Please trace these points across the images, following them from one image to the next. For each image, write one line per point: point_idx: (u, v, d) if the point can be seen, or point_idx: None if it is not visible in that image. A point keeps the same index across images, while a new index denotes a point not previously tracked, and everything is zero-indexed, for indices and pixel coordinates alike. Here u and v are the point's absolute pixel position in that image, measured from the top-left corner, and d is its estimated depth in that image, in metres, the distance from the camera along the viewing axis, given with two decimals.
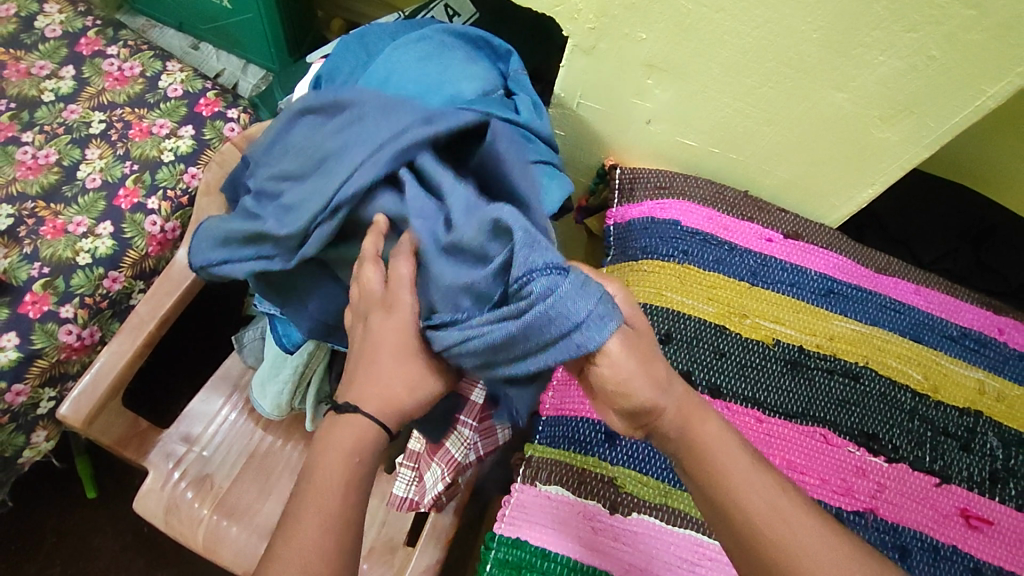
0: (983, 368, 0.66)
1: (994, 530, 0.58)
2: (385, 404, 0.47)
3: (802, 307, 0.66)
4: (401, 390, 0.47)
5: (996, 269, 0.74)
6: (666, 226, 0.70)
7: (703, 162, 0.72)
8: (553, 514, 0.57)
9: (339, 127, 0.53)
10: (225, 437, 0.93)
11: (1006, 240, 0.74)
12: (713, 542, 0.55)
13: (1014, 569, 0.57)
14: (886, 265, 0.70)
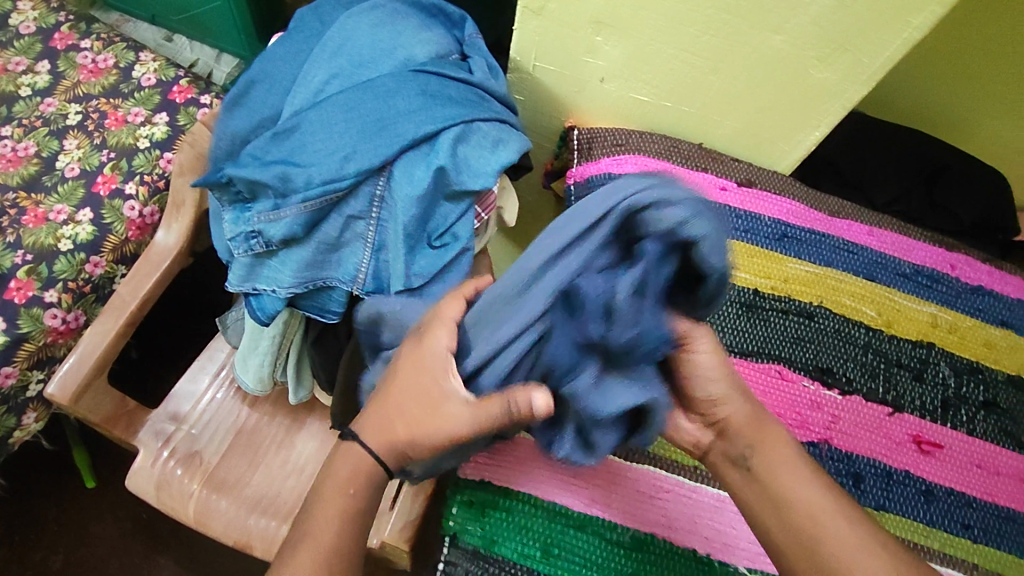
0: (936, 303, 0.68)
1: (945, 453, 0.61)
2: (384, 438, 0.52)
3: (757, 252, 0.68)
4: (400, 431, 0.52)
5: (947, 208, 0.75)
6: (622, 181, 0.72)
7: (658, 116, 0.74)
8: (515, 455, 0.59)
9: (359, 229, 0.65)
10: (213, 416, 0.96)
11: (956, 180, 0.76)
12: (663, 473, 0.58)
13: (964, 489, 0.60)
14: (839, 209, 0.72)
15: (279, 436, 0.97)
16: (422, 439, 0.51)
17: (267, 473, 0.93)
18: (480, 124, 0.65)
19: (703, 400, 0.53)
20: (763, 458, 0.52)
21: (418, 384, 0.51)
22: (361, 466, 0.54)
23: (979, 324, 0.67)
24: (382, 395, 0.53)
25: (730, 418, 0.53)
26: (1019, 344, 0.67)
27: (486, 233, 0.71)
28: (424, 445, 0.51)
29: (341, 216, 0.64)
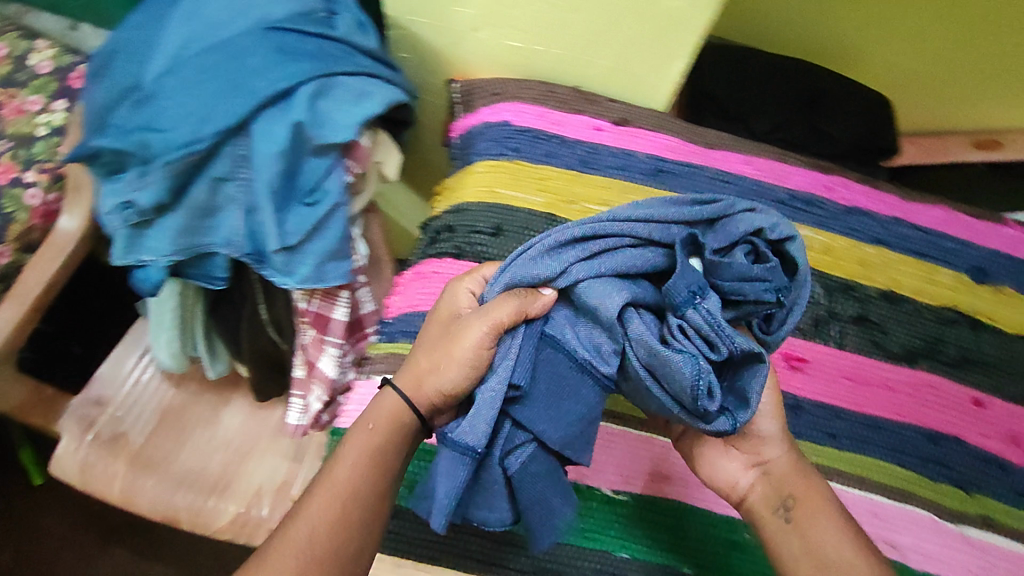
0: (811, 226, 0.68)
1: (811, 367, 0.62)
2: (414, 383, 0.51)
3: (631, 188, 0.68)
4: (424, 363, 0.51)
5: (827, 133, 0.77)
6: (498, 128, 0.71)
7: (534, 62, 0.73)
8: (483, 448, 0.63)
9: (230, 192, 0.65)
10: (139, 398, 0.96)
11: (833, 102, 0.78)
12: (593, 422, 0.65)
13: (832, 401, 0.61)
14: (717, 140, 0.72)
15: (207, 414, 0.98)
16: (451, 366, 0.49)
17: (194, 449, 0.95)
18: (343, 78, 0.65)
19: (748, 437, 0.52)
20: (804, 509, 0.49)
21: (435, 333, 0.53)
22: (384, 414, 0.51)
23: (852, 242, 0.68)
24: (414, 350, 0.54)
25: (772, 461, 0.51)
26: (890, 259, 0.68)
27: (365, 187, 0.71)
28: (447, 373, 0.49)
29: (210, 180, 0.64)
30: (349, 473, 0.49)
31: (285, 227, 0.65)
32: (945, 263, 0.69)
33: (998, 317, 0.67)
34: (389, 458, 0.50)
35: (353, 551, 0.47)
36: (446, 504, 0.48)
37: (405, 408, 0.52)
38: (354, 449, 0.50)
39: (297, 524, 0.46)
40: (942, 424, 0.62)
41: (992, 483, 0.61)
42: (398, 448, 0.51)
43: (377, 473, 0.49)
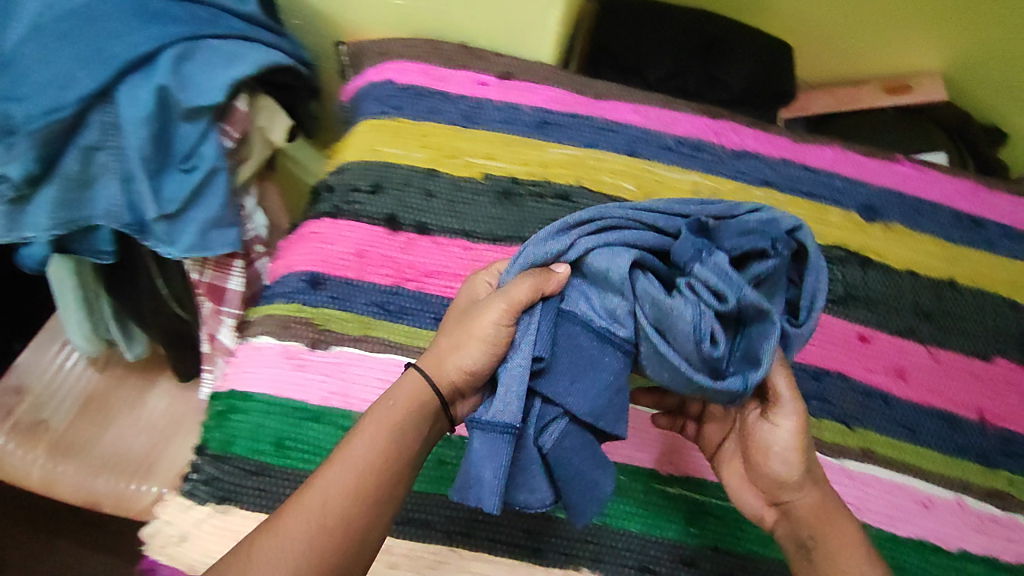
0: (698, 171, 0.68)
1: None
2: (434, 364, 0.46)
3: (514, 141, 0.68)
4: (444, 347, 0.46)
5: (723, 79, 0.76)
6: (381, 87, 0.70)
7: (418, 19, 0.72)
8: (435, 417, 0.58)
9: (105, 162, 0.63)
10: (62, 384, 0.96)
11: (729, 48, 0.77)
12: None
13: None
14: (605, 91, 0.71)
15: (131, 398, 0.98)
16: (471, 342, 0.45)
17: (118, 433, 0.94)
18: (212, 41, 0.64)
19: (772, 484, 0.49)
20: (826, 551, 0.47)
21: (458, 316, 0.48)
22: (404, 391, 0.45)
23: (740, 185, 0.67)
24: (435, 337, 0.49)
25: (797, 502, 0.49)
26: (779, 201, 0.67)
27: (251, 153, 0.71)
28: (469, 353, 0.45)
29: (83, 151, 0.62)
30: (365, 448, 0.42)
31: (166, 197, 0.64)
32: (835, 202, 0.68)
33: (888, 253, 0.66)
34: (406, 437, 0.43)
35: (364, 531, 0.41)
36: (489, 479, 0.43)
37: (424, 386, 0.45)
38: (373, 421, 0.43)
39: (303, 500, 0.41)
40: (825, 359, 0.62)
41: (873, 415, 0.61)
42: (420, 427, 0.44)
43: (395, 447, 0.43)
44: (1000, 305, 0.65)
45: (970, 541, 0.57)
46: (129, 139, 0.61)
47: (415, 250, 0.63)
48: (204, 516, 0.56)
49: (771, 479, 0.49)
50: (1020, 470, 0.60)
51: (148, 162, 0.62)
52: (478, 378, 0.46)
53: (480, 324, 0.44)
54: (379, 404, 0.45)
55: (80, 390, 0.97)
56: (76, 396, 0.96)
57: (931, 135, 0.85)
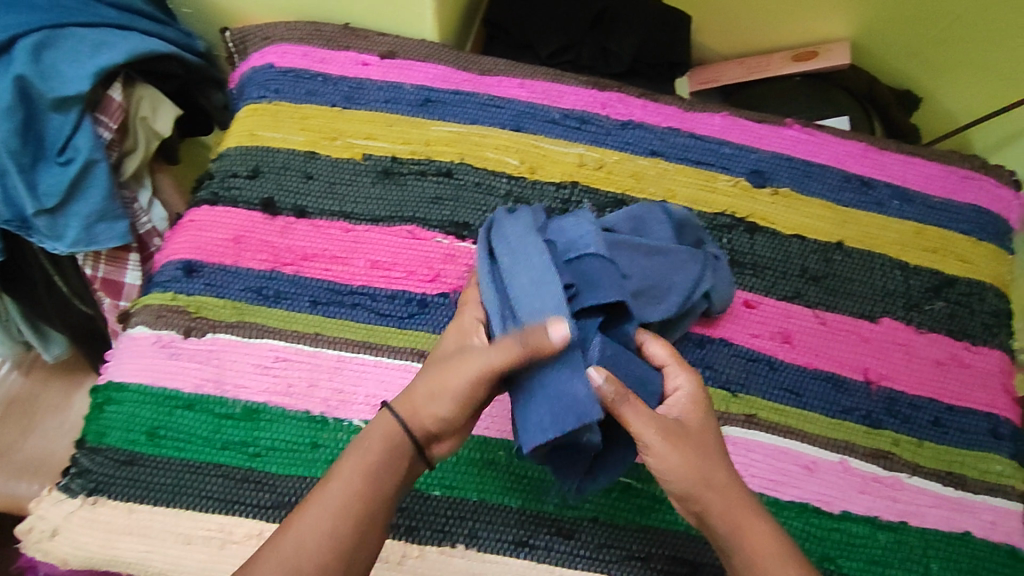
0: (584, 143, 0.67)
1: None
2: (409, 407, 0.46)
3: (395, 120, 0.67)
4: (422, 388, 0.46)
5: (614, 53, 0.75)
6: (262, 72, 0.69)
7: (301, 3, 0.72)
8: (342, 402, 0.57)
9: None
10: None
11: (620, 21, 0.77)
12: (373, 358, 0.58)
13: None
14: (491, 67, 0.70)
15: (56, 401, 0.93)
16: (443, 396, 0.45)
17: (43, 435, 0.90)
18: (77, 29, 0.63)
19: (681, 494, 0.46)
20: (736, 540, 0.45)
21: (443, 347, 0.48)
22: (380, 436, 0.46)
23: (626, 156, 0.67)
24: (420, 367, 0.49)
25: (706, 508, 0.46)
26: (666, 169, 0.67)
27: (136, 145, 0.70)
28: (445, 403, 0.45)
29: None
30: (339, 494, 0.43)
31: (41, 189, 0.63)
32: (723, 169, 0.67)
33: (776, 218, 0.65)
34: (380, 481, 0.45)
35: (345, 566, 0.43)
36: (548, 431, 0.45)
37: (399, 430, 0.46)
38: (350, 464, 0.45)
39: (281, 538, 0.42)
40: (707, 325, 0.61)
41: (761, 381, 0.59)
42: (394, 468, 0.45)
43: (370, 487, 0.44)
44: (887, 267, 0.64)
45: (854, 503, 0.56)
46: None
47: (292, 234, 0.62)
48: (75, 509, 0.54)
49: (673, 490, 0.46)
50: (905, 430, 0.59)
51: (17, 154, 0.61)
52: (451, 424, 0.46)
53: (460, 376, 0.45)
54: (354, 450, 0.45)
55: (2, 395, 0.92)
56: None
57: (838, 102, 0.84)
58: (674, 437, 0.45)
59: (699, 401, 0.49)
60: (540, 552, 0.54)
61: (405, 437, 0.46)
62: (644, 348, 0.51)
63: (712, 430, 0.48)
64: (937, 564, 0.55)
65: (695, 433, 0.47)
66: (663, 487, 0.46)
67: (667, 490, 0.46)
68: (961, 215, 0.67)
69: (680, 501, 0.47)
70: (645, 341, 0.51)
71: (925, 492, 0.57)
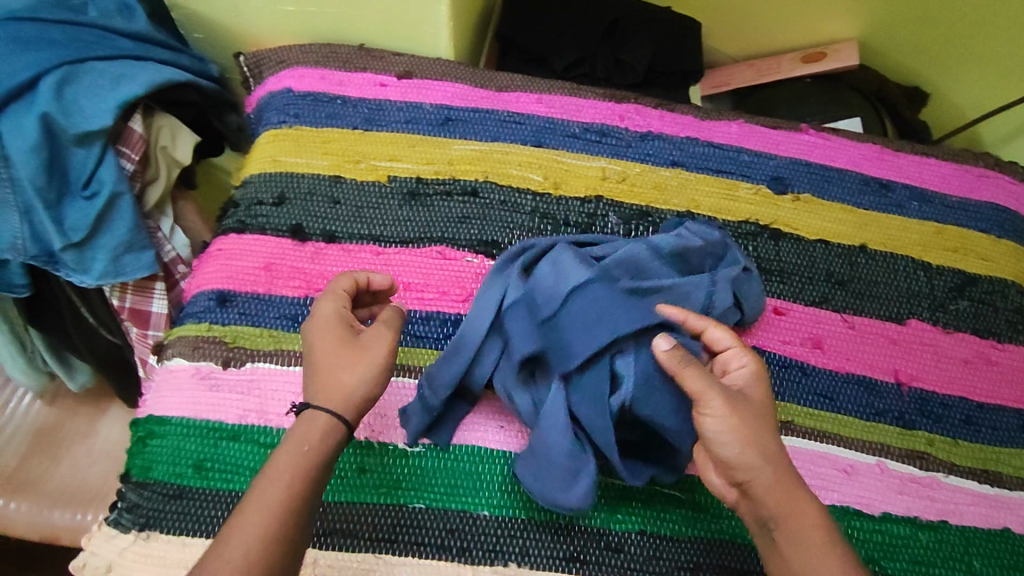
0: (605, 156, 0.68)
1: None
2: (338, 397, 0.48)
3: (417, 140, 0.67)
4: (343, 379, 0.49)
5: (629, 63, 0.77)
6: (280, 96, 0.69)
7: (314, 25, 0.71)
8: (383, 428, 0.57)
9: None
10: (9, 423, 0.91)
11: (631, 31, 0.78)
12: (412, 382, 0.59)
13: None
14: (508, 83, 0.70)
15: (83, 427, 0.94)
16: (365, 371, 0.49)
17: (71, 465, 0.90)
18: (96, 63, 0.63)
19: (730, 463, 0.46)
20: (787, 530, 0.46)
21: (330, 341, 0.50)
22: (315, 431, 0.47)
23: (647, 168, 0.67)
24: (312, 361, 0.50)
25: (753, 481, 0.46)
26: (688, 179, 0.67)
27: (160, 175, 0.70)
28: (370, 383, 0.49)
29: None
30: (275, 493, 0.44)
31: (69, 225, 0.63)
32: (744, 177, 0.67)
33: (800, 223, 0.66)
34: (314, 473, 0.46)
35: (296, 559, 0.44)
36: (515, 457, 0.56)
37: (325, 422, 0.47)
38: (282, 464, 0.45)
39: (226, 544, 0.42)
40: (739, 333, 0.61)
41: (794, 388, 0.60)
42: (325, 458, 0.47)
43: (303, 480, 0.45)
44: (912, 268, 0.65)
45: (893, 504, 0.57)
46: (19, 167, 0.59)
47: (324, 260, 0.63)
48: (128, 544, 0.55)
49: (725, 457, 0.47)
50: (938, 430, 0.60)
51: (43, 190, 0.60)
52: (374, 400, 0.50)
53: (376, 353, 0.50)
54: (293, 450, 0.46)
55: (30, 426, 0.92)
56: (28, 433, 0.91)
57: (848, 102, 0.85)
58: (736, 407, 0.47)
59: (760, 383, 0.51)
60: (591, 567, 0.55)
61: (337, 422, 0.48)
62: (707, 334, 0.52)
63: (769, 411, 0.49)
64: (979, 561, 0.57)
65: (756, 409, 0.48)
66: (717, 456, 0.47)
67: (718, 456, 0.47)
68: (979, 213, 0.68)
69: (729, 471, 0.47)
70: (710, 327, 0.53)
71: (962, 490, 0.59)
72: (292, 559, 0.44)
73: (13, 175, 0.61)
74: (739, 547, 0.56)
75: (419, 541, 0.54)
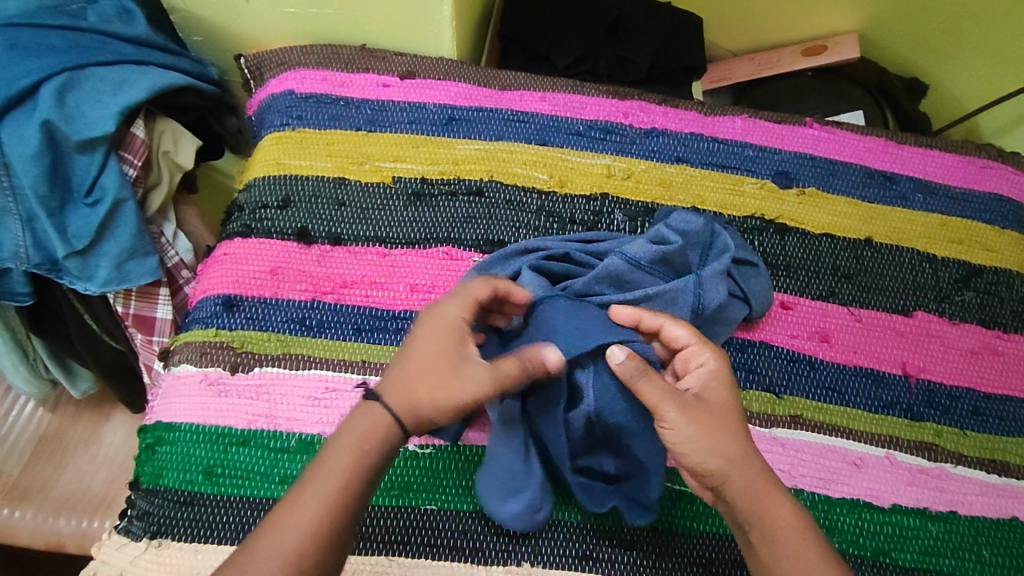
0: (610, 153, 0.67)
1: None
2: (404, 400, 0.47)
3: (421, 140, 0.67)
4: (420, 389, 0.47)
5: (632, 60, 0.77)
6: (282, 98, 0.68)
7: (314, 26, 0.71)
8: None
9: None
10: (9, 433, 0.89)
11: (632, 27, 0.78)
12: None
13: None
14: (511, 81, 0.70)
15: (85, 433, 0.92)
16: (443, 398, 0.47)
17: (75, 472, 0.88)
18: (97, 69, 0.62)
19: (697, 468, 0.48)
20: (777, 530, 0.46)
21: (431, 345, 0.49)
22: (375, 426, 0.47)
23: (652, 164, 0.67)
24: (406, 358, 0.48)
25: (722, 487, 0.47)
26: (693, 175, 0.67)
27: (162, 181, 0.70)
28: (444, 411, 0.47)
29: None
30: (328, 486, 0.44)
31: (72, 233, 0.62)
32: (748, 172, 0.68)
33: (805, 218, 0.66)
34: (364, 477, 0.46)
35: (330, 562, 0.44)
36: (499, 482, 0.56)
37: (382, 428, 0.46)
38: (345, 458, 0.45)
39: (266, 534, 0.43)
40: (745, 328, 0.62)
41: (802, 382, 0.60)
42: (377, 465, 0.46)
43: (357, 481, 0.45)
44: (917, 260, 0.65)
45: (903, 495, 0.58)
46: (21, 175, 0.59)
47: (330, 262, 0.63)
48: (140, 552, 0.54)
49: (690, 464, 0.48)
50: (946, 421, 0.61)
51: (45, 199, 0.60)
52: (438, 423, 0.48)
53: (462, 389, 0.47)
54: (352, 449, 0.46)
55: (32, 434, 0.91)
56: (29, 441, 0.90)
57: (849, 95, 0.85)
58: (693, 413, 0.48)
59: (721, 380, 0.51)
60: (603, 565, 0.55)
61: (395, 430, 0.47)
62: (664, 330, 0.53)
63: (734, 409, 0.50)
64: (988, 551, 0.57)
65: (714, 410, 0.49)
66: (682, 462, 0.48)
67: (682, 462, 0.48)
68: (983, 204, 0.68)
69: (699, 476, 0.48)
70: (666, 325, 0.53)
71: (971, 480, 0.59)
72: (326, 561, 0.43)
73: (14, 184, 0.60)
74: (719, 539, 0.56)
75: (432, 543, 0.54)
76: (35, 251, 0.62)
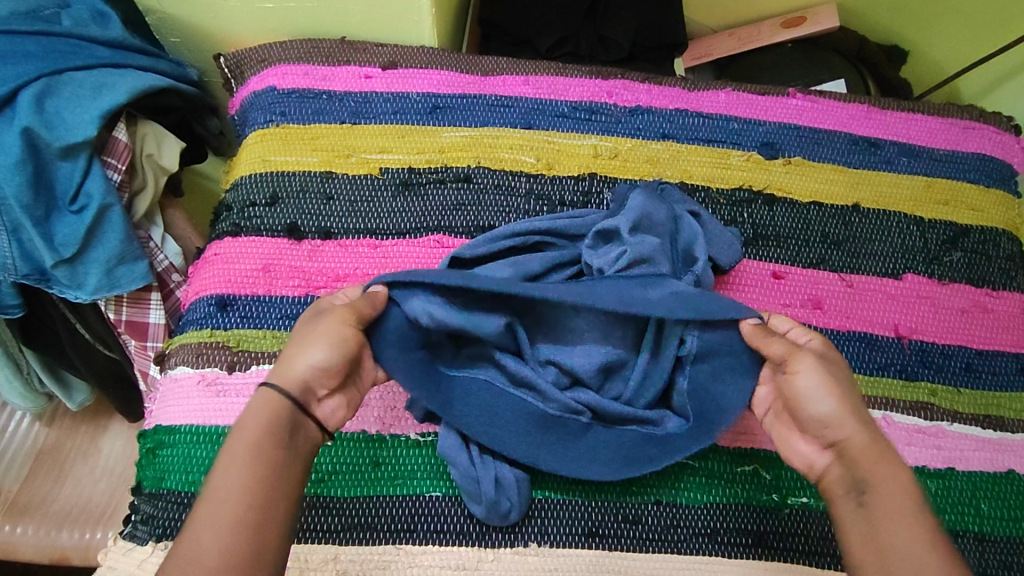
0: (596, 134, 0.68)
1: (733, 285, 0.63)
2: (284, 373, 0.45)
3: (406, 130, 0.67)
4: (294, 351, 0.46)
5: (613, 40, 0.78)
6: (264, 96, 0.68)
7: (294, 20, 0.70)
8: (396, 420, 0.57)
9: None
10: (7, 447, 0.89)
11: (612, 7, 0.78)
12: None
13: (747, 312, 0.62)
14: (493, 66, 0.70)
15: (84, 444, 0.92)
16: (312, 341, 0.46)
17: (75, 484, 0.88)
18: (74, 73, 0.62)
19: (809, 421, 0.47)
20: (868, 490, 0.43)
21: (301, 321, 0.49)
22: (262, 408, 0.43)
23: (639, 142, 0.67)
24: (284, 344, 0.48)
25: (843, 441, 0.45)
26: (679, 151, 0.67)
27: (148, 189, 0.69)
28: (321, 353, 0.45)
29: None
30: (225, 470, 0.40)
31: (60, 241, 0.62)
32: (734, 145, 0.68)
33: (792, 187, 0.66)
34: (267, 452, 0.41)
35: (245, 567, 0.38)
36: (474, 490, 0.53)
37: (274, 392, 0.43)
38: (253, 432, 0.42)
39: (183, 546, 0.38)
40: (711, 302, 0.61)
41: None
42: (277, 437, 0.42)
43: (261, 452, 0.41)
44: (905, 223, 0.66)
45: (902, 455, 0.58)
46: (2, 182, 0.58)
47: (321, 257, 0.62)
48: (147, 555, 0.54)
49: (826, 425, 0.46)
50: (940, 379, 0.61)
51: (27, 208, 0.59)
52: (328, 375, 0.46)
53: (325, 327, 0.46)
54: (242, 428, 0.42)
55: (29, 450, 0.90)
56: (26, 457, 0.89)
57: (831, 65, 0.86)
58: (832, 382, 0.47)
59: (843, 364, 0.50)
60: (610, 540, 0.55)
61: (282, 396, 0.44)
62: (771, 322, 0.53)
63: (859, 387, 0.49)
64: (987, 504, 0.58)
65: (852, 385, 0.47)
66: (802, 417, 0.47)
67: (802, 417, 0.47)
68: (967, 165, 0.69)
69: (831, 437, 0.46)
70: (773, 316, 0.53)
71: (966, 437, 0.60)
72: (229, 555, 0.38)
73: None
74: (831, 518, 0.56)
75: (439, 529, 0.54)
76: (23, 264, 0.61)
